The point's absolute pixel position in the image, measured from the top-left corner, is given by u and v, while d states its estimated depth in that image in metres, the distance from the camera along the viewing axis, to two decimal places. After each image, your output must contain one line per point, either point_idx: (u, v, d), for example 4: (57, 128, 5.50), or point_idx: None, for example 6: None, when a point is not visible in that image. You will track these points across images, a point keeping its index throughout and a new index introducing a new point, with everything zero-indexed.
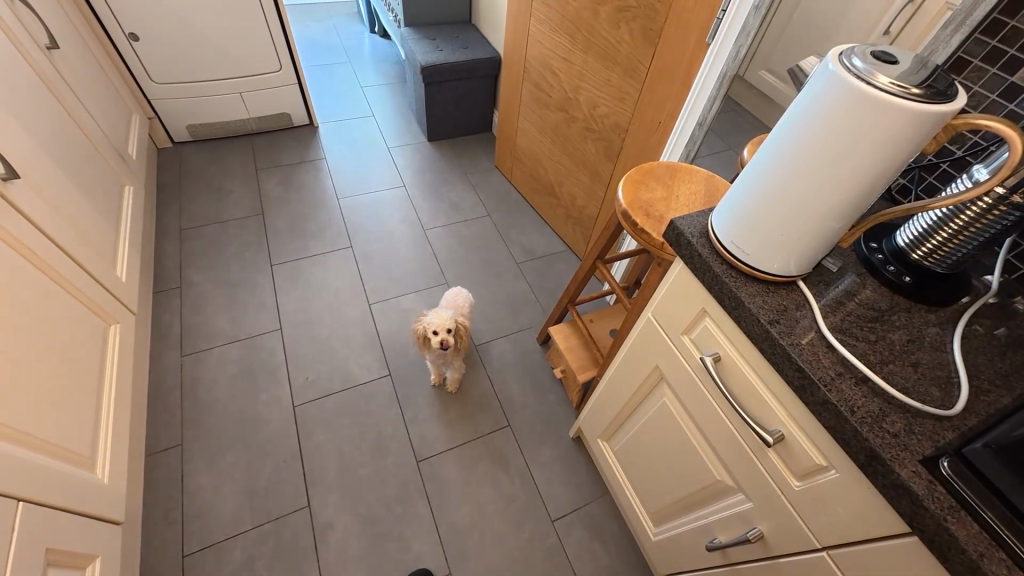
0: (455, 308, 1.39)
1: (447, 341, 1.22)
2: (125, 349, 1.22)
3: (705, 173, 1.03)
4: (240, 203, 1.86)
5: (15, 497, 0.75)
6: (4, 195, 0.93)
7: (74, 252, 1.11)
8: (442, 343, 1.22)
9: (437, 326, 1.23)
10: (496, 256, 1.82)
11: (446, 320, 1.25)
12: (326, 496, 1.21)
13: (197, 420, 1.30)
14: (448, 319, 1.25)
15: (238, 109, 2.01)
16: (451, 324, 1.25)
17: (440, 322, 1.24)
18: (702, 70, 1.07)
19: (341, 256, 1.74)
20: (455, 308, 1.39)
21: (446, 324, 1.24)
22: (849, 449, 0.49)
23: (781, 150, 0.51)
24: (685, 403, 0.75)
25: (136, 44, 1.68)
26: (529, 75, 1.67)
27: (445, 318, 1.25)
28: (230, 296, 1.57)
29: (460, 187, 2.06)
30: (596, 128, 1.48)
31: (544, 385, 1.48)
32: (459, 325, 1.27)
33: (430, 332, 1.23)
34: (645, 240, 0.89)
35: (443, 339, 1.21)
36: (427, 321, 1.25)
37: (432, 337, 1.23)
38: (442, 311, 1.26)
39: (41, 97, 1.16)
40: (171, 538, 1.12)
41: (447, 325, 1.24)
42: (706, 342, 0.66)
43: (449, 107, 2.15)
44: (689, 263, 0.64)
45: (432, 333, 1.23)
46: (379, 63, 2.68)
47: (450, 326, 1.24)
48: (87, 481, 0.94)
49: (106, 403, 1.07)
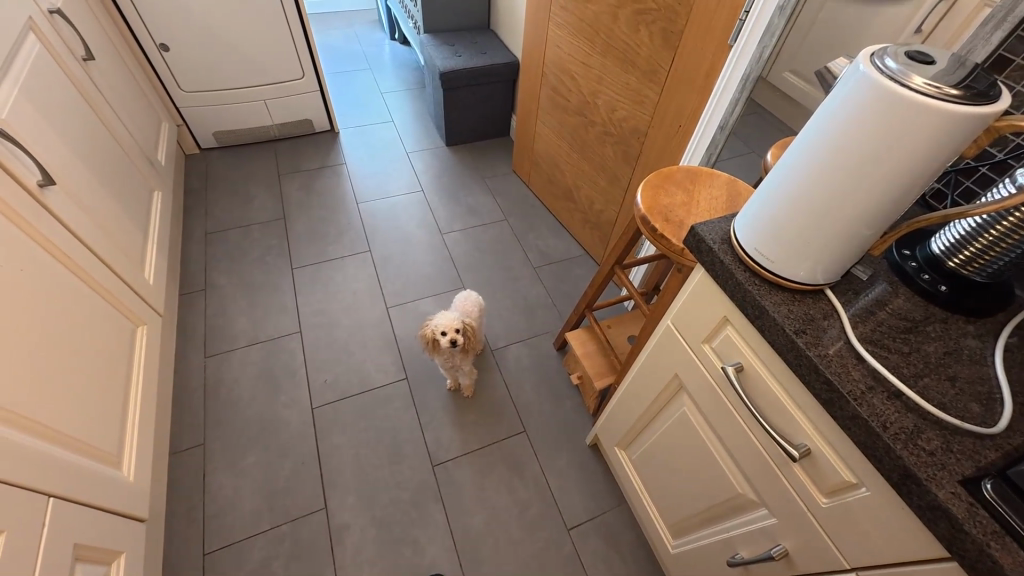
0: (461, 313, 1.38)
1: (456, 341, 1.23)
2: (152, 349, 1.26)
3: (727, 177, 1.01)
4: (262, 207, 1.90)
5: (45, 493, 0.78)
6: (42, 202, 0.97)
7: (105, 256, 1.14)
8: (451, 342, 1.23)
9: (445, 326, 1.23)
10: (512, 260, 1.81)
11: (453, 320, 1.25)
12: (343, 499, 1.22)
13: (218, 420, 1.33)
14: (456, 319, 1.26)
15: (261, 116, 2.06)
16: (459, 324, 1.25)
17: (447, 322, 1.24)
18: (724, 72, 1.04)
19: (359, 259, 1.76)
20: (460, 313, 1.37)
21: (454, 324, 1.24)
22: (881, 467, 0.47)
23: (807, 155, 0.49)
24: (706, 414, 0.73)
25: (166, 54, 1.74)
26: (547, 79, 1.67)
27: (452, 319, 1.25)
28: (252, 299, 1.60)
29: (477, 192, 2.07)
30: (614, 132, 1.47)
31: (560, 390, 1.47)
32: (467, 325, 1.27)
33: (438, 332, 1.24)
34: (664, 245, 0.88)
35: (452, 338, 1.22)
36: (435, 322, 1.25)
37: (440, 338, 1.23)
38: (449, 312, 1.27)
39: (77, 106, 1.21)
40: (193, 535, 1.14)
41: (455, 324, 1.24)
42: (727, 351, 0.64)
43: (467, 112, 2.17)
44: (710, 270, 0.63)
45: (441, 333, 1.24)
46: (399, 69, 2.71)
47: (458, 326, 1.25)
48: (114, 478, 0.96)
49: (132, 402, 1.10)
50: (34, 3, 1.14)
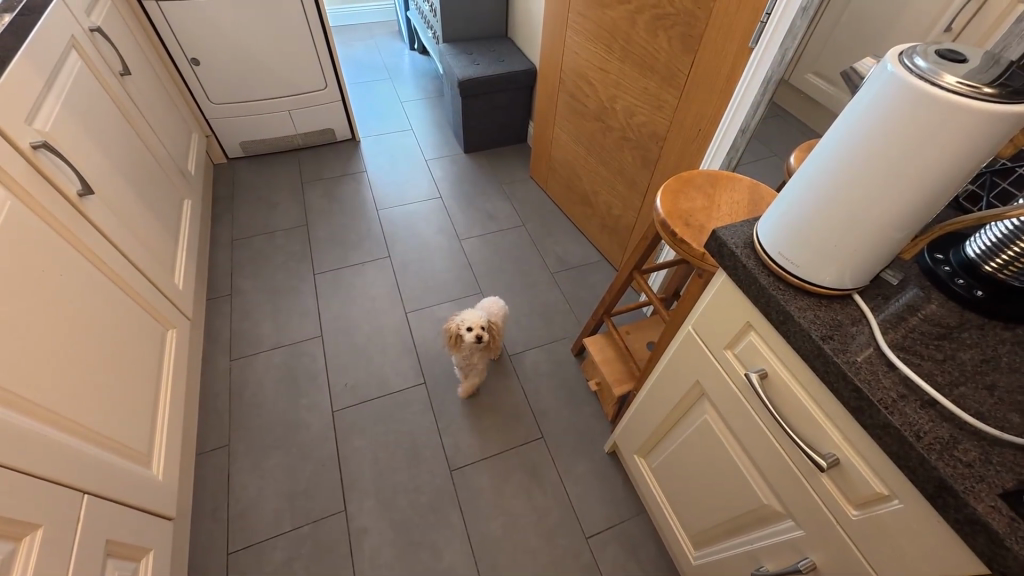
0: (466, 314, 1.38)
1: (482, 335, 1.23)
2: (180, 351, 1.29)
3: (748, 181, 1.00)
4: (286, 214, 1.95)
5: (80, 490, 0.81)
6: (82, 210, 1.02)
7: (138, 260, 1.19)
8: (476, 338, 1.24)
9: (472, 322, 1.24)
10: (530, 265, 1.82)
11: (480, 318, 1.26)
12: (362, 502, 1.23)
13: (243, 422, 1.36)
14: (483, 318, 1.27)
15: (286, 126, 2.12)
16: (484, 321, 1.26)
17: (474, 318, 1.26)
18: (746, 74, 1.03)
19: (379, 265, 1.79)
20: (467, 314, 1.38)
21: (480, 321, 1.25)
22: (915, 478, 0.45)
23: (832, 158, 0.49)
24: (729, 423, 0.72)
25: (197, 68, 1.81)
26: (565, 85, 1.67)
27: (478, 316, 1.27)
28: (276, 303, 1.64)
29: (494, 197, 2.09)
30: (633, 137, 1.46)
31: (578, 395, 1.46)
32: (492, 325, 1.28)
33: (462, 327, 1.25)
34: (684, 250, 0.87)
35: (478, 333, 1.23)
36: (460, 318, 1.27)
37: (465, 333, 1.24)
38: (475, 310, 1.29)
39: (114, 119, 1.27)
40: (217, 535, 1.16)
41: (481, 322, 1.25)
42: (751, 358, 0.63)
43: (485, 120, 2.19)
44: (732, 275, 0.62)
45: (466, 328, 1.25)
46: (419, 78, 2.77)
47: (484, 324, 1.26)
48: (144, 477, 0.99)
49: (161, 402, 1.14)
50: (77, 23, 1.20)
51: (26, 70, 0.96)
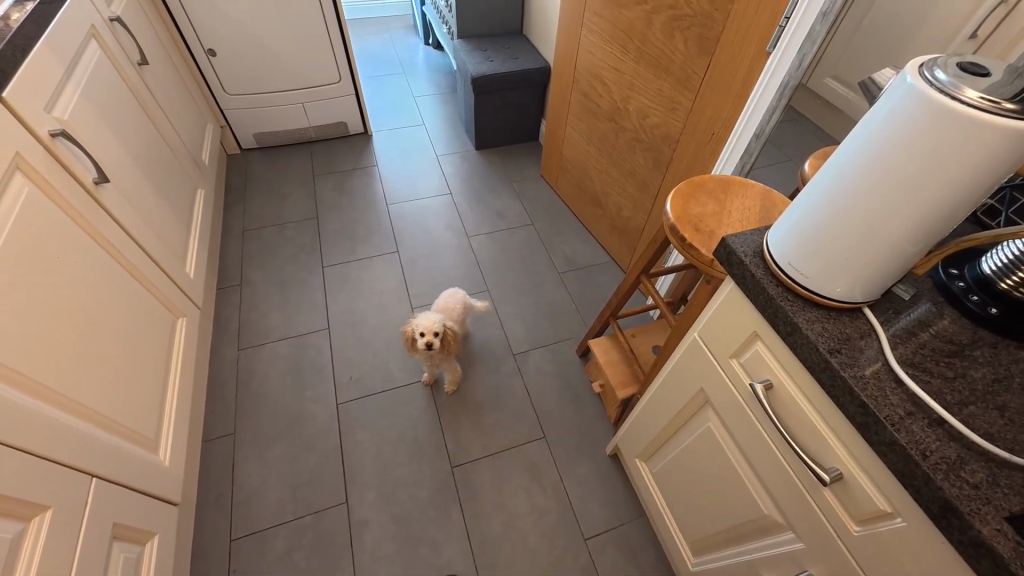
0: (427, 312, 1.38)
1: (433, 343, 1.23)
2: (190, 339, 1.31)
3: (761, 187, 0.98)
4: (297, 206, 1.96)
5: (88, 473, 0.82)
6: (97, 198, 1.04)
7: (150, 248, 1.20)
8: (428, 345, 1.23)
9: (425, 328, 1.23)
10: (538, 264, 1.81)
11: (435, 323, 1.25)
12: (363, 495, 1.24)
13: (249, 411, 1.37)
14: (438, 323, 1.26)
15: (300, 119, 2.14)
16: (438, 326, 1.25)
17: (427, 324, 1.24)
18: (762, 79, 1.02)
19: (387, 259, 1.79)
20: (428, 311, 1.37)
21: (434, 326, 1.24)
22: (919, 498, 0.45)
23: (847, 168, 0.48)
24: (732, 431, 0.71)
25: (213, 59, 1.82)
26: (579, 84, 1.66)
27: (433, 320, 1.25)
28: (284, 295, 1.66)
29: (504, 195, 2.08)
30: (645, 139, 1.45)
31: (581, 396, 1.46)
32: (447, 331, 1.27)
33: (416, 332, 1.24)
34: (693, 256, 0.86)
35: (430, 342, 1.22)
36: (416, 321, 1.26)
37: (419, 339, 1.24)
38: (432, 314, 1.27)
39: (131, 108, 1.28)
40: (221, 522, 1.18)
41: (435, 328, 1.24)
42: (757, 368, 0.63)
43: (497, 117, 2.18)
44: (741, 283, 0.61)
45: (420, 334, 1.24)
46: (432, 74, 2.77)
47: (438, 329, 1.24)
48: (151, 462, 1.01)
49: (170, 390, 1.15)
50: (97, 13, 1.21)
51: (45, 58, 0.97)
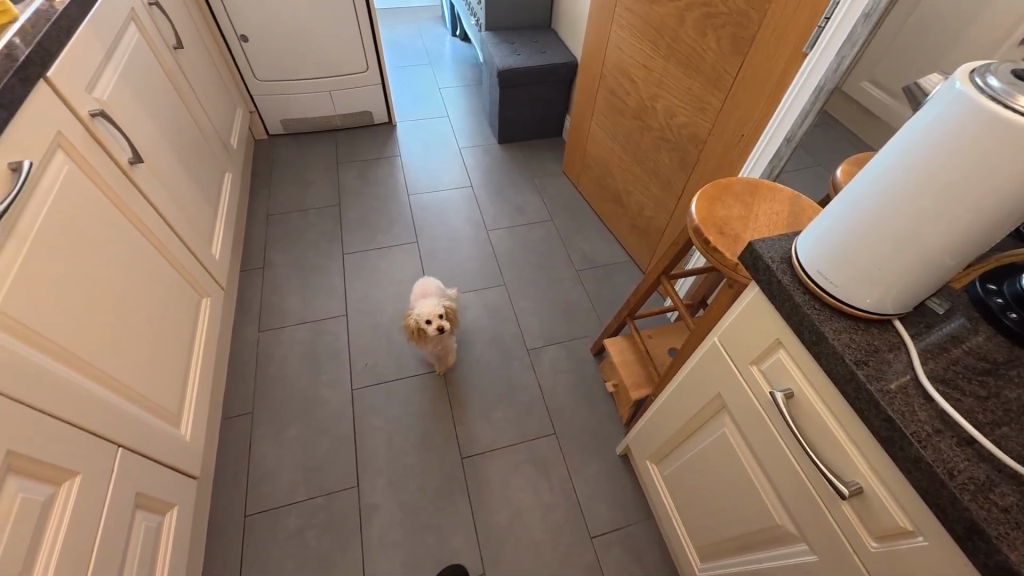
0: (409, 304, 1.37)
1: (443, 325, 1.25)
2: (213, 319, 1.35)
3: (790, 191, 0.96)
4: (320, 193, 1.99)
5: (116, 443, 0.86)
6: (132, 178, 1.07)
7: (179, 229, 1.23)
8: (439, 329, 1.25)
9: (430, 314, 1.25)
10: (555, 261, 1.81)
11: (436, 307, 1.28)
12: (373, 480, 1.26)
13: (267, 391, 1.41)
14: (438, 306, 1.29)
15: (326, 107, 2.16)
16: (440, 309, 1.28)
17: (430, 310, 1.26)
18: (797, 81, 0.99)
19: (406, 249, 1.81)
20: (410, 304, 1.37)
21: (436, 310, 1.27)
22: (943, 517, 0.43)
23: (887, 175, 0.46)
24: (748, 439, 0.70)
25: (245, 45, 1.86)
26: (606, 81, 1.64)
27: (433, 305, 1.28)
28: (305, 280, 1.68)
29: (524, 190, 2.08)
30: (671, 138, 1.43)
31: (593, 395, 1.46)
32: (448, 310, 1.30)
33: (422, 321, 1.25)
34: (716, 259, 0.85)
35: (440, 324, 1.24)
36: (417, 311, 1.27)
37: (427, 327, 1.25)
38: (429, 300, 1.30)
39: (166, 91, 1.31)
40: (237, 497, 1.22)
41: (438, 311, 1.27)
42: (778, 376, 0.62)
43: (522, 111, 2.17)
44: (766, 289, 0.60)
45: (426, 322, 1.26)
46: (458, 65, 2.77)
47: (441, 311, 1.27)
48: (173, 436, 1.04)
49: (193, 368, 1.19)
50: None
51: (88, 40, 1.00)
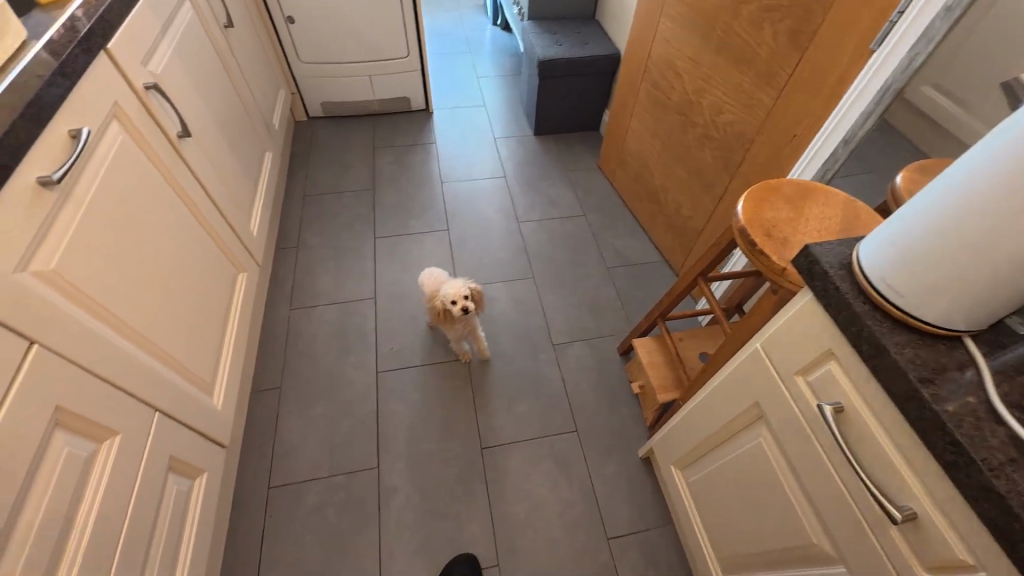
0: (434, 287, 1.36)
1: (469, 306, 1.24)
2: (249, 294, 1.38)
3: (845, 196, 0.91)
4: (355, 176, 2.01)
5: (154, 407, 0.88)
6: (180, 152, 1.10)
7: (221, 204, 1.27)
8: (464, 310, 1.25)
9: (456, 295, 1.24)
10: (586, 257, 1.78)
11: (462, 288, 1.26)
12: (393, 463, 1.27)
13: (295, 368, 1.44)
14: (464, 287, 1.28)
15: (365, 91, 2.18)
16: (466, 290, 1.27)
17: (455, 291, 1.25)
18: (861, 79, 0.94)
19: (436, 237, 1.81)
20: (436, 286, 1.36)
21: (462, 291, 1.26)
22: (1013, 554, 0.40)
23: (973, 178, 0.43)
24: (786, 452, 0.67)
25: (291, 26, 1.89)
26: (650, 74, 1.60)
27: (459, 286, 1.27)
28: (336, 261, 1.71)
29: (558, 183, 2.05)
30: (716, 136, 1.38)
31: (617, 395, 1.43)
32: (474, 291, 1.29)
33: (447, 302, 1.25)
34: (762, 263, 0.81)
35: (465, 305, 1.24)
36: (443, 292, 1.26)
37: (452, 308, 1.24)
38: (455, 281, 1.29)
39: (215, 68, 1.34)
40: (262, 469, 1.25)
41: (463, 292, 1.26)
42: (827, 389, 0.58)
43: (560, 103, 2.14)
44: (821, 296, 0.56)
45: (451, 303, 1.25)
46: (497, 55, 2.74)
47: (466, 292, 1.26)
48: (207, 405, 1.08)
49: (228, 339, 1.22)
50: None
51: (146, 15, 1.03)
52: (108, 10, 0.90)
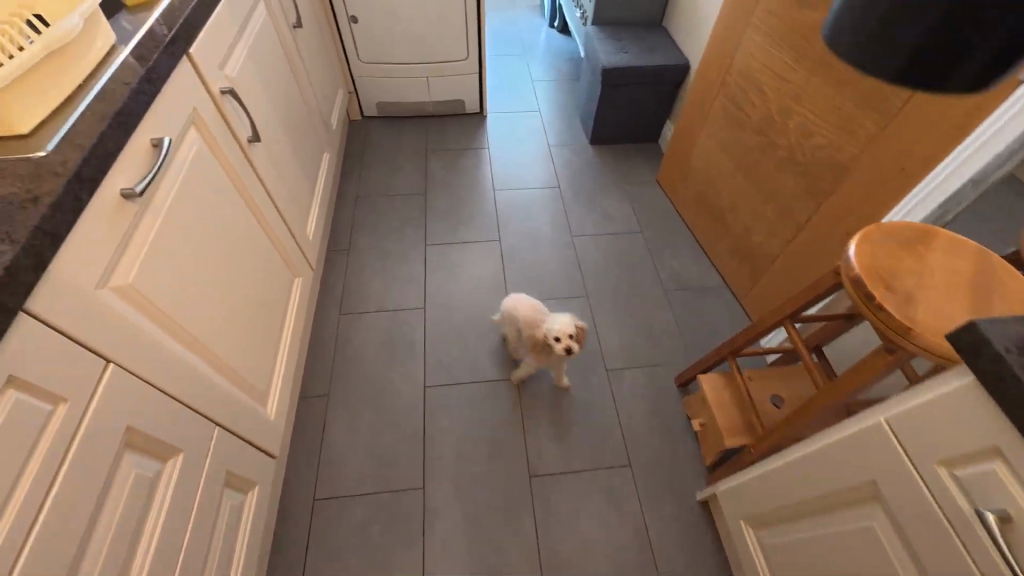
0: (534, 314, 1.29)
1: (571, 347, 1.17)
2: (303, 299, 1.37)
3: (973, 244, 0.80)
4: (407, 179, 1.98)
5: (213, 422, 0.87)
6: (248, 156, 1.08)
7: (282, 208, 1.25)
8: (566, 349, 1.17)
9: (561, 333, 1.16)
10: (642, 277, 1.70)
11: (569, 325, 1.18)
12: (439, 484, 1.24)
13: (343, 376, 1.42)
14: (570, 324, 1.19)
15: (421, 93, 2.15)
16: (573, 329, 1.18)
17: (562, 327, 1.17)
18: (1002, 112, 0.83)
19: (488, 246, 1.76)
20: (535, 314, 1.28)
21: (569, 329, 1.18)
22: None
23: None
24: (913, 547, 0.59)
25: (354, 26, 1.87)
26: (727, 88, 1.50)
27: (567, 323, 1.18)
28: (387, 266, 1.68)
29: (614, 196, 1.97)
30: (802, 160, 1.27)
31: (674, 430, 1.35)
32: (580, 329, 1.21)
33: (552, 338, 1.17)
34: (881, 320, 0.72)
35: (569, 346, 1.16)
36: (549, 327, 1.19)
37: (555, 344, 1.17)
38: (563, 317, 1.21)
39: (282, 70, 1.33)
40: (308, 479, 1.23)
41: (570, 330, 1.18)
42: (988, 492, 0.50)
43: (620, 112, 2.05)
44: (992, 384, 0.48)
45: (555, 339, 1.18)
46: (553, 58, 2.67)
47: (573, 332, 1.18)
48: (261, 416, 1.06)
49: (282, 346, 1.20)
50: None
51: (224, 18, 1.01)
52: (192, 13, 0.88)
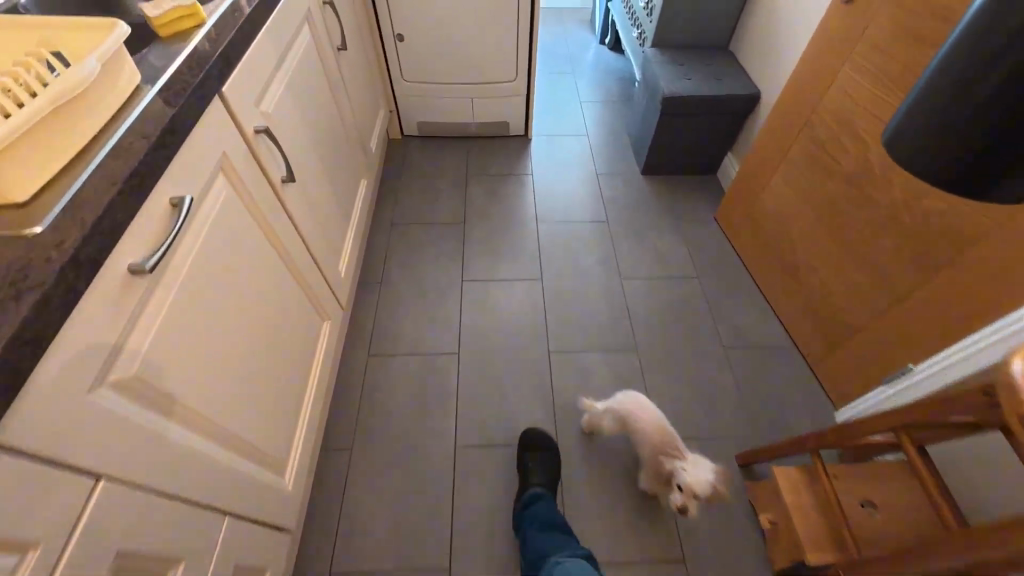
0: (665, 438, 1.08)
1: (688, 511, 0.99)
2: (330, 344, 1.26)
3: None
4: (446, 206, 1.87)
5: (223, 512, 0.77)
6: (280, 199, 0.98)
7: (314, 248, 1.15)
8: (682, 507, 1.00)
9: (688, 492, 0.98)
10: (699, 331, 1.53)
11: (705, 486, 0.98)
12: (467, 565, 1.11)
13: (368, 428, 1.31)
14: (708, 485, 0.99)
15: (465, 114, 2.04)
16: (706, 494, 0.98)
17: (694, 485, 0.98)
18: None
19: (528, 286, 1.63)
20: (666, 439, 1.08)
21: (700, 491, 0.98)
22: None
23: None
24: None
25: (399, 44, 1.78)
26: (812, 128, 1.32)
27: (704, 484, 0.98)
28: (420, 304, 1.57)
29: (667, 234, 1.80)
30: (907, 222, 1.09)
31: (735, 520, 1.18)
32: (717, 491, 1.00)
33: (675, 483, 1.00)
34: None
35: (685, 509, 0.99)
36: (681, 472, 1.00)
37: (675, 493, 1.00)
38: (704, 468, 1.00)
39: (323, 96, 1.24)
40: (325, 548, 1.13)
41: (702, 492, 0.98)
42: None
43: (678, 142, 1.89)
44: None
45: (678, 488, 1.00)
46: (603, 78, 2.53)
47: (704, 497, 0.99)
48: (278, 487, 0.96)
49: (305, 402, 1.10)
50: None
51: (263, 48, 0.92)
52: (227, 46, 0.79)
